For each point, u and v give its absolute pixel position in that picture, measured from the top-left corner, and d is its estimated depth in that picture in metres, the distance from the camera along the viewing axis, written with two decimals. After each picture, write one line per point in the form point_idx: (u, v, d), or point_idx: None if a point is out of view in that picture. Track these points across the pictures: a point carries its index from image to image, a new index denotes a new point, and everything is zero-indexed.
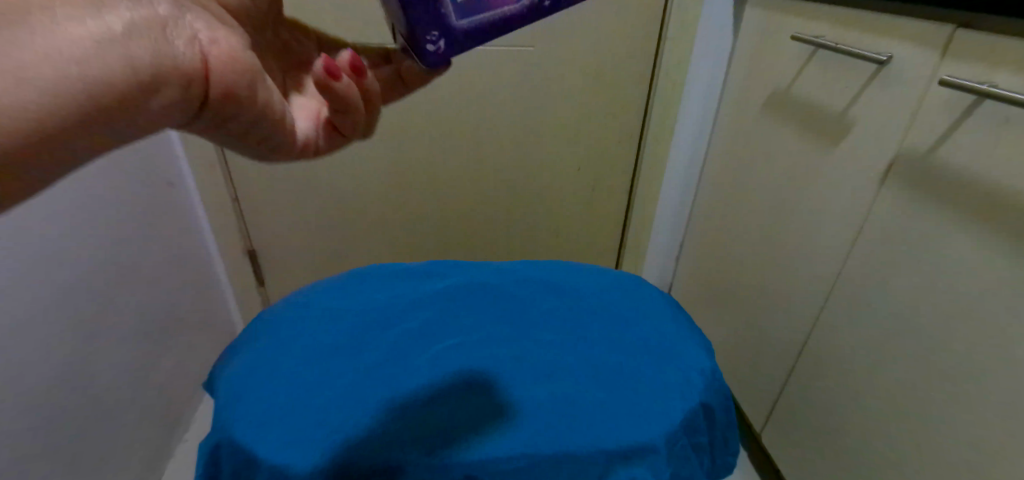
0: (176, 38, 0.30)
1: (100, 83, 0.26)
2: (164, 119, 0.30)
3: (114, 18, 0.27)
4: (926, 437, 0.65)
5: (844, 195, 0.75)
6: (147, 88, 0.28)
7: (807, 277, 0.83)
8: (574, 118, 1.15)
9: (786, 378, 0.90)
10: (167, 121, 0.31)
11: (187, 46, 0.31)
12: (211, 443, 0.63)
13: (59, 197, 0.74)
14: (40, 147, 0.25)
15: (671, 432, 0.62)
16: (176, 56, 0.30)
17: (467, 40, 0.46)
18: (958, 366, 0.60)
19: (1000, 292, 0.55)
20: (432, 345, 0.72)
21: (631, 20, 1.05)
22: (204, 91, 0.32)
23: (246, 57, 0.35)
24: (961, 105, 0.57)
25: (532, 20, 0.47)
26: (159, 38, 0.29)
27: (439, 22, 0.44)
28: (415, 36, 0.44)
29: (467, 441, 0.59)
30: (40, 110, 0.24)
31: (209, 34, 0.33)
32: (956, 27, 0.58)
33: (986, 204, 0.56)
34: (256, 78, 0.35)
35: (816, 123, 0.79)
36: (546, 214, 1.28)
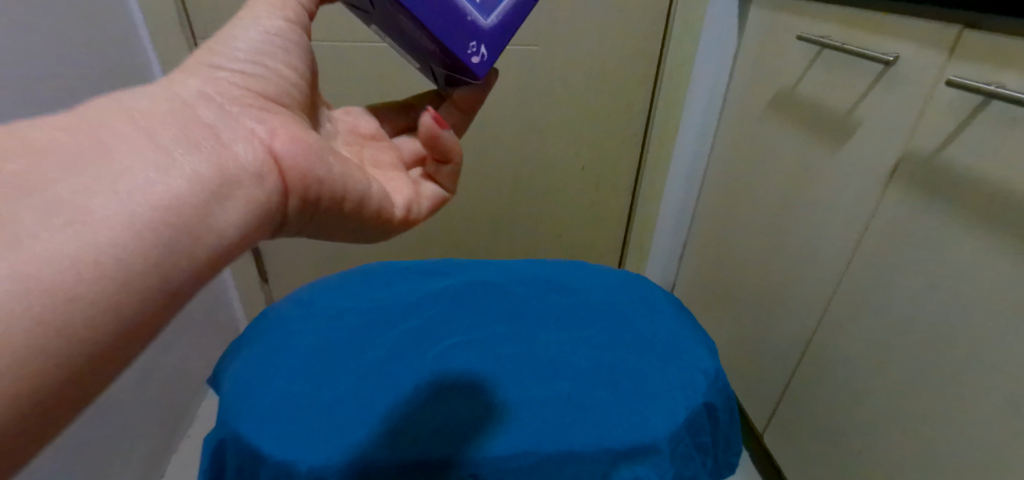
0: (236, 144, 0.35)
1: (172, 210, 0.30)
2: (257, 222, 0.35)
3: (184, 151, 0.32)
4: (928, 436, 0.65)
5: (848, 195, 0.75)
6: (228, 195, 0.33)
7: (811, 275, 0.83)
8: (578, 116, 1.15)
9: (789, 377, 0.90)
10: (263, 223, 0.35)
11: (250, 148, 0.35)
12: (217, 439, 0.63)
13: None
14: (152, 282, 0.29)
15: (674, 431, 0.62)
16: (241, 163, 0.34)
17: (502, 36, 0.46)
18: (961, 363, 0.60)
19: (1005, 291, 0.55)
20: (438, 343, 0.72)
21: (637, 20, 1.05)
22: (281, 185, 0.37)
23: (306, 140, 0.39)
24: (968, 106, 0.57)
25: None
26: (224, 151, 0.34)
27: (472, 28, 0.44)
28: (459, 55, 0.44)
29: (473, 439, 0.59)
30: (156, 259, 0.29)
31: (267, 130, 0.37)
32: (963, 28, 0.58)
33: (992, 202, 0.56)
34: (322, 159, 0.40)
35: (820, 124, 0.79)
36: (551, 213, 1.28)
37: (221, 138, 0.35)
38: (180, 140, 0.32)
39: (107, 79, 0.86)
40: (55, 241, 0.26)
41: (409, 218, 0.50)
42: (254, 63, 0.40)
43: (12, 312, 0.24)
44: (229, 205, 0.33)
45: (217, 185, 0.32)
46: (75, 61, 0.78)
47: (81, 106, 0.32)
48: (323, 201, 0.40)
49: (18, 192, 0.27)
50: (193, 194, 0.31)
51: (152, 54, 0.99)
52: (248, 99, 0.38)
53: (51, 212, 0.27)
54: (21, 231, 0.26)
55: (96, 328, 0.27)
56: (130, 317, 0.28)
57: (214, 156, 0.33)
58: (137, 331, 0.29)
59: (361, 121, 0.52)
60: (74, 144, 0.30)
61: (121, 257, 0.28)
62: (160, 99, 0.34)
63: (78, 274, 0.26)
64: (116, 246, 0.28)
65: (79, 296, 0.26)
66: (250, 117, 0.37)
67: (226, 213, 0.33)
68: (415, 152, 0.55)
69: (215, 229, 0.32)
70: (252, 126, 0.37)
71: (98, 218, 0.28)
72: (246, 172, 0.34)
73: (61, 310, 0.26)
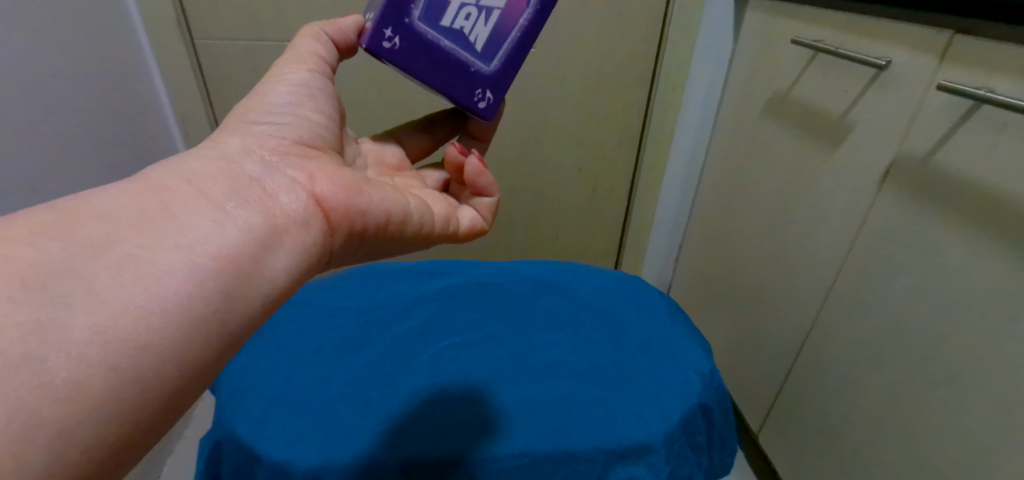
0: (281, 194, 0.39)
1: (229, 259, 0.33)
2: (309, 263, 0.38)
3: (235, 205, 0.36)
4: (921, 436, 0.66)
5: (842, 196, 0.76)
6: (276, 242, 0.36)
7: (806, 276, 0.84)
8: (576, 118, 1.15)
9: (784, 378, 0.90)
10: (314, 262, 0.39)
11: (294, 195, 0.39)
12: (213, 441, 0.63)
13: (71, 187, 0.74)
14: (215, 327, 0.31)
15: (670, 430, 0.63)
16: (286, 210, 0.38)
17: (504, 75, 0.51)
18: (952, 364, 0.61)
19: (997, 292, 0.56)
20: (435, 342, 0.72)
21: (634, 23, 1.06)
22: (326, 225, 0.40)
23: (343, 180, 0.42)
24: (959, 109, 0.58)
25: (544, 17, 0.51)
26: (271, 202, 0.38)
27: (474, 77, 0.50)
28: (468, 104, 0.51)
29: (471, 438, 0.60)
30: (218, 309, 0.32)
31: (306, 176, 0.41)
32: (955, 33, 0.59)
33: (983, 205, 0.57)
34: (360, 193, 0.43)
35: (814, 126, 0.80)
36: (548, 214, 1.29)
37: (267, 190, 0.38)
38: (235, 199, 0.36)
39: (107, 78, 0.85)
40: (129, 295, 0.28)
41: (449, 230, 0.53)
42: (287, 116, 0.44)
43: (93, 364, 0.26)
44: (281, 251, 0.36)
45: (268, 234, 0.36)
46: (78, 61, 0.78)
47: (141, 174, 0.35)
48: (367, 232, 0.43)
49: (91, 254, 0.29)
50: (249, 245, 0.34)
51: (150, 52, 0.98)
52: (288, 148, 0.42)
53: (124, 267, 0.29)
54: (95, 288, 0.28)
55: (165, 373, 0.29)
56: (196, 361, 0.30)
57: (262, 207, 0.37)
58: (201, 375, 0.31)
59: (386, 151, 0.57)
60: (139, 208, 0.32)
61: (187, 305, 0.30)
62: (211, 162, 0.38)
63: (149, 323, 0.28)
64: (184, 295, 0.30)
65: (151, 345, 0.28)
66: (289, 165, 0.41)
67: (279, 259, 0.36)
68: (438, 180, 0.60)
69: (270, 274, 0.35)
70: (293, 174, 0.40)
71: (167, 271, 0.30)
72: (294, 217, 0.38)
73: (136, 359, 0.28)
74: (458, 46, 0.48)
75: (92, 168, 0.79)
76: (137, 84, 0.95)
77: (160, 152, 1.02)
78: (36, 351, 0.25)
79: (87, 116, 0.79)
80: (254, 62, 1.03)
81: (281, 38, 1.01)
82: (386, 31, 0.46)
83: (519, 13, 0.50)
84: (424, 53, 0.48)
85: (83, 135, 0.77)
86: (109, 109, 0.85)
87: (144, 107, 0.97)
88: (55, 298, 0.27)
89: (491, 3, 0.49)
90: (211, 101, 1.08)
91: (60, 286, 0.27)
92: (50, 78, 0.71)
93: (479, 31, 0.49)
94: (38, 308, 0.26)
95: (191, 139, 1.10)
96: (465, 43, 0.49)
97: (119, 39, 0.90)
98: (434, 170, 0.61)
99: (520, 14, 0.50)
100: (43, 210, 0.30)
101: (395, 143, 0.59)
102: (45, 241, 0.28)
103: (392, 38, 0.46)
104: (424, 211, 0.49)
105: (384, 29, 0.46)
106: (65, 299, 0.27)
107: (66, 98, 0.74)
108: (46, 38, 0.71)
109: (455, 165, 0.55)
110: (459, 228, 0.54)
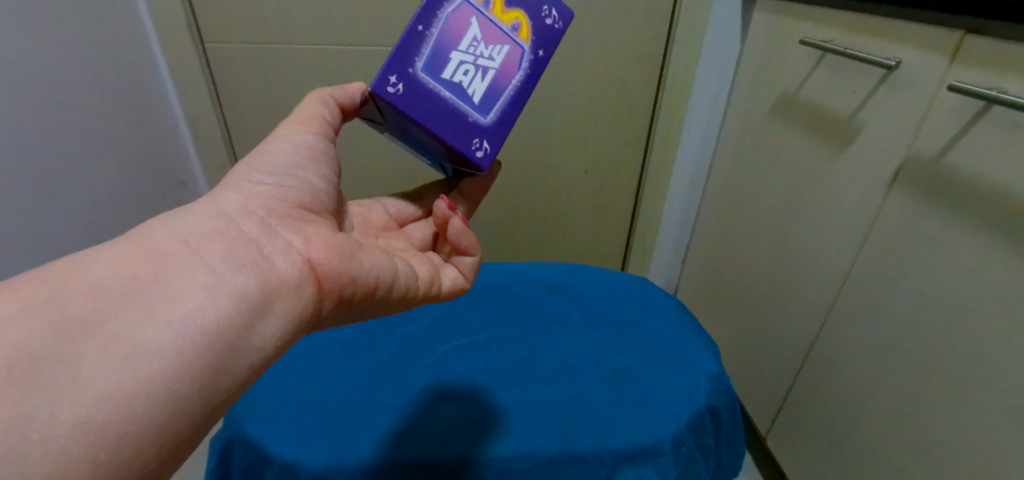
0: (276, 256, 0.41)
1: (217, 333, 0.35)
2: (296, 326, 0.40)
3: (231, 270, 0.38)
4: (926, 441, 0.66)
5: (851, 198, 0.75)
6: (266, 308, 0.38)
7: (815, 276, 0.83)
8: (583, 119, 1.15)
9: (793, 381, 0.90)
10: (302, 324, 0.41)
11: (288, 259, 0.41)
12: (222, 442, 0.64)
13: (78, 197, 0.76)
14: (195, 401, 0.34)
15: (677, 433, 0.62)
16: (281, 275, 0.40)
17: (499, 128, 0.51)
18: (959, 368, 0.61)
19: (1005, 296, 0.56)
20: (441, 344, 0.72)
21: (642, 24, 1.05)
22: (316, 289, 0.42)
23: (337, 243, 0.44)
24: (970, 110, 0.58)
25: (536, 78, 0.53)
26: (265, 266, 0.40)
27: (472, 127, 0.50)
28: (464, 149, 0.49)
29: (475, 442, 0.60)
30: (202, 381, 0.34)
31: (302, 239, 0.43)
32: (965, 33, 0.59)
33: (993, 208, 0.56)
34: (353, 259, 0.45)
35: (823, 127, 0.79)
36: (556, 215, 1.29)
37: (263, 253, 0.40)
38: (229, 261, 0.38)
39: (117, 83, 0.86)
40: (115, 376, 0.31)
41: (432, 292, 0.53)
42: (285, 177, 0.46)
43: (71, 454, 0.28)
44: (273, 314, 0.39)
45: (259, 300, 0.38)
46: (87, 65, 0.79)
47: (141, 237, 0.38)
48: (356, 296, 0.45)
49: (79, 336, 0.31)
50: (238, 314, 0.36)
51: (161, 57, 1.00)
52: (287, 210, 0.44)
53: (111, 349, 0.31)
54: (80, 375, 0.30)
55: (145, 451, 0.31)
56: (176, 435, 0.33)
57: (258, 272, 0.39)
58: (183, 443, 0.34)
59: (373, 212, 0.58)
60: (131, 279, 0.35)
61: (169, 385, 0.32)
62: (210, 221, 0.40)
63: (131, 409, 0.31)
64: (165, 376, 0.32)
65: (131, 430, 0.31)
66: (286, 227, 0.43)
67: (268, 325, 0.38)
68: (424, 236, 0.60)
69: (257, 343, 0.37)
70: (290, 238, 0.42)
71: (151, 354, 0.32)
72: (287, 281, 0.40)
73: (115, 447, 0.30)
74: (456, 97, 0.49)
75: (100, 172, 0.81)
76: (147, 89, 0.96)
77: (168, 157, 1.03)
78: (17, 447, 0.27)
79: (96, 120, 0.80)
80: (262, 66, 1.04)
81: (290, 40, 1.01)
82: (391, 78, 0.47)
83: (512, 73, 0.51)
84: (425, 100, 0.48)
85: (92, 140, 0.79)
86: (118, 114, 0.86)
87: (153, 112, 0.98)
88: (39, 388, 0.29)
89: (487, 63, 0.50)
90: (221, 106, 1.08)
91: (46, 374, 0.29)
92: (58, 82, 0.72)
93: (477, 86, 0.50)
94: (25, 398, 0.28)
95: (202, 143, 1.11)
96: (463, 95, 0.49)
97: (128, 45, 0.91)
98: (419, 223, 0.62)
99: (513, 74, 0.51)
100: (36, 286, 0.33)
101: (381, 201, 0.60)
102: (36, 323, 0.31)
103: (396, 83, 0.47)
104: (410, 276, 0.50)
105: (390, 75, 0.47)
106: (49, 389, 0.29)
107: (74, 102, 0.75)
108: (57, 43, 0.73)
109: (442, 220, 0.54)
110: (441, 289, 0.55)
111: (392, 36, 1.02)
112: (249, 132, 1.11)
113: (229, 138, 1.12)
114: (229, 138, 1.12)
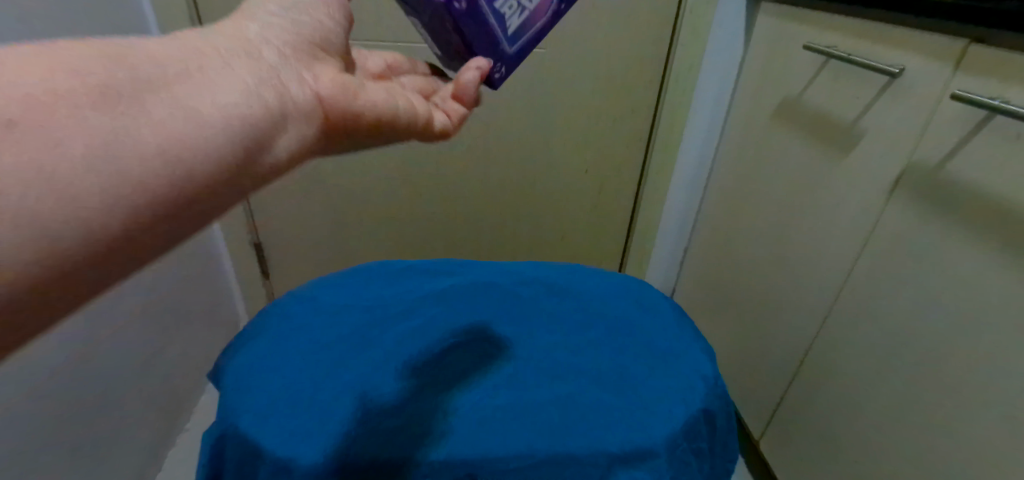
0: (287, 83, 0.37)
1: (225, 131, 0.31)
2: (300, 151, 0.37)
3: (244, 78, 0.34)
4: (920, 448, 0.66)
5: (851, 204, 0.75)
6: (275, 124, 0.35)
7: (813, 282, 0.83)
8: (584, 118, 1.15)
9: (788, 386, 0.90)
10: (306, 151, 0.38)
11: (298, 88, 0.37)
12: (215, 437, 0.64)
13: None
14: (197, 186, 0.31)
15: (672, 436, 0.62)
16: (289, 98, 0.36)
17: (516, 58, 0.52)
18: (955, 376, 0.61)
19: (1003, 306, 0.56)
20: (438, 342, 0.72)
21: (646, 25, 1.05)
22: (320, 122, 0.38)
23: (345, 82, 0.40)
24: (973, 119, 0.58)
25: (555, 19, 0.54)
26: (278, 86, 0.36)
27: (498, 53, 0.50)
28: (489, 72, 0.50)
29: (470, 440, 0.60)
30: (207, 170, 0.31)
31: (312, 73, 0.39)
32: (970, 42, 0.59)
33: (993, 217, 0.56)
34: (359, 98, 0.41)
35: (825, 133, 0.79)
36: (554, 215, 1.28)
37: (275, 74, 0.36)
38: (249, 66, 0.35)
39: None
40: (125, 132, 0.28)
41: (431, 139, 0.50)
42: (299, 14, 0.41)
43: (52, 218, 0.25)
44: (289, 130, 0.36)
45: (269, 114, 0.34)
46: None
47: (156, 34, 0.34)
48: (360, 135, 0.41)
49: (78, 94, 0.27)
50: (249, 120, 0.33)
51: None
52: (301, 44, 0.40)
53: (110, 110, 0.28)
54: (72, 127, 0.26)
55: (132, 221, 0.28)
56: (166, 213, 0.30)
57: (270, 91, 0.35)
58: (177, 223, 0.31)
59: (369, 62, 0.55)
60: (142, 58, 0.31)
61: (169, 159, 0.29)
62: (226, 37, 0.36)
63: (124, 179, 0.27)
64: (164, 152, 0.29)
65: (122, 192, 0.27)
66: (300, 55, 0.39)
67: (276, 141, 0.35)
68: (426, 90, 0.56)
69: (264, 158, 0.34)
70: (302, 69, 0.38)
71: (153, 130, 0.29)
72: (302, 107, 0.37)
73: (104, 215, 0.27)
74: (495, 25, 0.49)
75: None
76: None
77: None
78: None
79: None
80: None
81: None
82: None
83: (542, 13, 0.52)
84: (473, 21, 0.47)
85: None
86: None
87: None
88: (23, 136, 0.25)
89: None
90: None
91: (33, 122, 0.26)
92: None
93: (514, 20, 0.50)
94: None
95: None
96: (502, 25, 0.49)
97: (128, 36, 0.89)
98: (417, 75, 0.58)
99: (543, 13, 0.52)
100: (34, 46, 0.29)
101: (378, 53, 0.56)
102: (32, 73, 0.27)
103: None
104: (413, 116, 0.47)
105: None
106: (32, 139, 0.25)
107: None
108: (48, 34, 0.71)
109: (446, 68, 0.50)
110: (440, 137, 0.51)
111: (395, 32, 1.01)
112: None
113: None
114: None
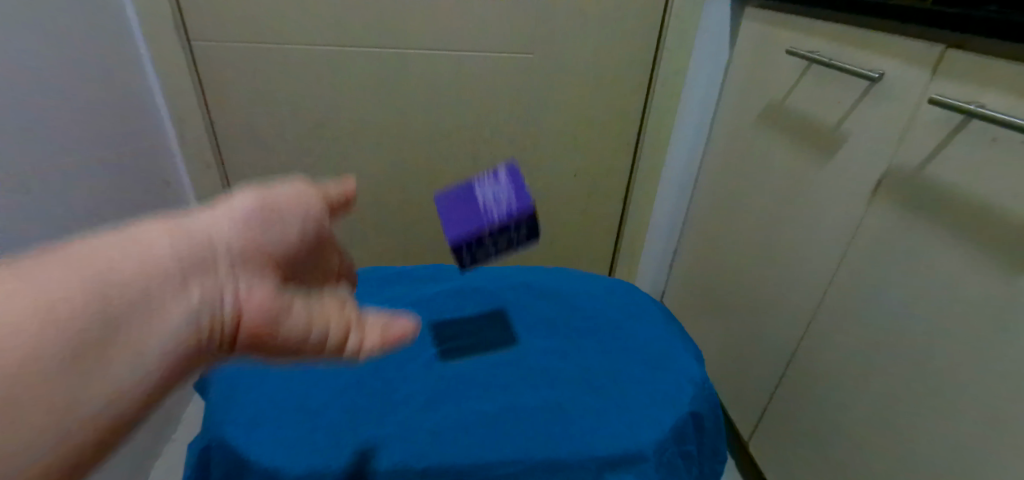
0: (204, 295, 0.33)
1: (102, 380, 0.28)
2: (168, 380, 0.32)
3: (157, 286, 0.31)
4: (905, 447, 0.67)
5: (834, 207, 0.76)
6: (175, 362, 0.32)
7: (799, 284, 0.84)
8: (572, 122, 1.15)
9: (775, 387, 0.90)
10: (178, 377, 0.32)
11: (211, 297, 0.33)
12: (200, 448, 0.63)
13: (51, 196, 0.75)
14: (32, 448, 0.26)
15: (661, 439, 0.62)
16: (198, 319, 0.32)
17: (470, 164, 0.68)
18: (938, 375, 0.62)
19: (984, 306, 0.57)
20: (426, 348, 0.72)
21: (632, 30, 1.05)
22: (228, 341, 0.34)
23: (274, 305, 0.36)
24: (951, 122, 0.59)
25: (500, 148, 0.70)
26: (202, 305, 0.33)
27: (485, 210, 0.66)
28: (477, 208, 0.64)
29: (459, 447, 0.59)
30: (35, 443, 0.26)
31: (242, 289, 0.35)
32: (947, 48, 0.60)
33: (973, 218, 0.57)
34: (281, 319, 0.36)
35: (808, 136, 0.80)
36: (543, 219, 1.29)
37: (203, 286, 0.33)
38: (200, 289, 0.33)
39: (96, 82, 0.84)
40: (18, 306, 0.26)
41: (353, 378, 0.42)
42: (272, 218, 0.38)
43: None
44: (209, 351, 0.33)
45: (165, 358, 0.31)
46: (59, 63, 0.77)
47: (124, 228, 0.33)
48: None
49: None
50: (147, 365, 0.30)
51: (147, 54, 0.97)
52: (254, 256, 0.36)
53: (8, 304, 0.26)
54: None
55: None
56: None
57: (189, 309, 0.32)
58: None
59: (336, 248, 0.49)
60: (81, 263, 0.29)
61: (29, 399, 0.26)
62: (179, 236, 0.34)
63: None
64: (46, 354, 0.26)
65: None
66: (251, 265, 0.36)
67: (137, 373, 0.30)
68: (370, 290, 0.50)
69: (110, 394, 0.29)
70: (236, 285, 0.35)
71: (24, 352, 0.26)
72: (226, 327, 0.34)
73: None
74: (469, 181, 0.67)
75: (66, 174, 0.78)
76: (129, 87, 0.94)
77: (152, 157, 1.01)
78: None
79: (64, 120, 0.78)
80: (250, 65, 1.03)
81: (279, 40, 1.00)
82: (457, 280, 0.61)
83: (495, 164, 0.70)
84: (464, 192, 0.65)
85: (57, 143, 0.76)
86: (94, 114, 0.84)
87: (135, 110, 0.96)
88: None
89: None
90: (207, 105, 1.07)
91: None
92: (21, 82, 0.70)
93: None
94: None
95: (186, 142, 1.08)
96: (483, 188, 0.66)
97: (111, 41, 0.89)
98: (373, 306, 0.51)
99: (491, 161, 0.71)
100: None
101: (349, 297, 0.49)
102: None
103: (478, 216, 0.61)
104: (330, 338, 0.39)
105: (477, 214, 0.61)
106: None
107: (38, 102, 0.73)
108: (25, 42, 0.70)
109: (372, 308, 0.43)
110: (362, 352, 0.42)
111: (383, 37, 1.01)
112: (236, 132, 1.10)
113: (215, 139, 1.11)
114: (216, 138, 1.10)
